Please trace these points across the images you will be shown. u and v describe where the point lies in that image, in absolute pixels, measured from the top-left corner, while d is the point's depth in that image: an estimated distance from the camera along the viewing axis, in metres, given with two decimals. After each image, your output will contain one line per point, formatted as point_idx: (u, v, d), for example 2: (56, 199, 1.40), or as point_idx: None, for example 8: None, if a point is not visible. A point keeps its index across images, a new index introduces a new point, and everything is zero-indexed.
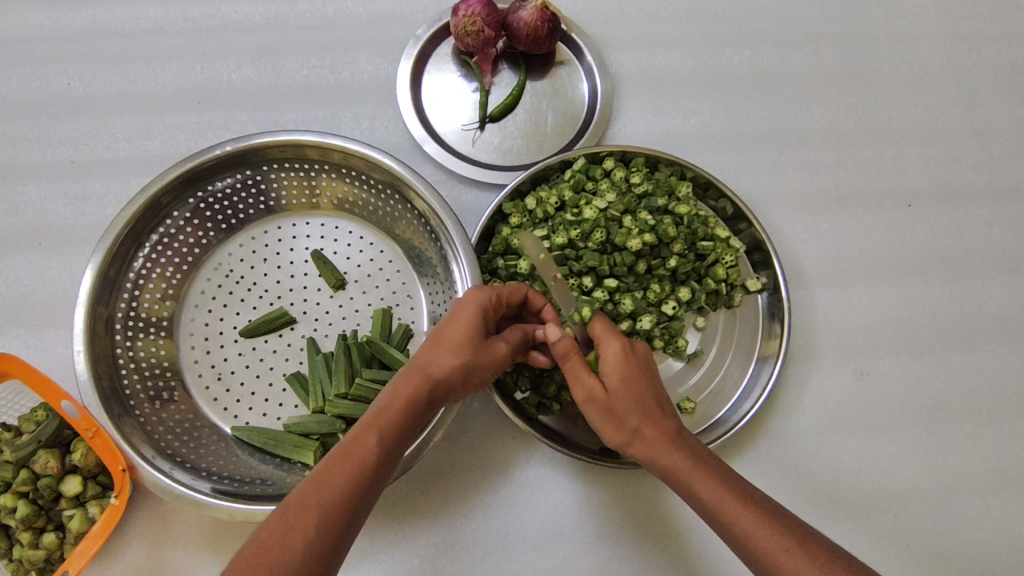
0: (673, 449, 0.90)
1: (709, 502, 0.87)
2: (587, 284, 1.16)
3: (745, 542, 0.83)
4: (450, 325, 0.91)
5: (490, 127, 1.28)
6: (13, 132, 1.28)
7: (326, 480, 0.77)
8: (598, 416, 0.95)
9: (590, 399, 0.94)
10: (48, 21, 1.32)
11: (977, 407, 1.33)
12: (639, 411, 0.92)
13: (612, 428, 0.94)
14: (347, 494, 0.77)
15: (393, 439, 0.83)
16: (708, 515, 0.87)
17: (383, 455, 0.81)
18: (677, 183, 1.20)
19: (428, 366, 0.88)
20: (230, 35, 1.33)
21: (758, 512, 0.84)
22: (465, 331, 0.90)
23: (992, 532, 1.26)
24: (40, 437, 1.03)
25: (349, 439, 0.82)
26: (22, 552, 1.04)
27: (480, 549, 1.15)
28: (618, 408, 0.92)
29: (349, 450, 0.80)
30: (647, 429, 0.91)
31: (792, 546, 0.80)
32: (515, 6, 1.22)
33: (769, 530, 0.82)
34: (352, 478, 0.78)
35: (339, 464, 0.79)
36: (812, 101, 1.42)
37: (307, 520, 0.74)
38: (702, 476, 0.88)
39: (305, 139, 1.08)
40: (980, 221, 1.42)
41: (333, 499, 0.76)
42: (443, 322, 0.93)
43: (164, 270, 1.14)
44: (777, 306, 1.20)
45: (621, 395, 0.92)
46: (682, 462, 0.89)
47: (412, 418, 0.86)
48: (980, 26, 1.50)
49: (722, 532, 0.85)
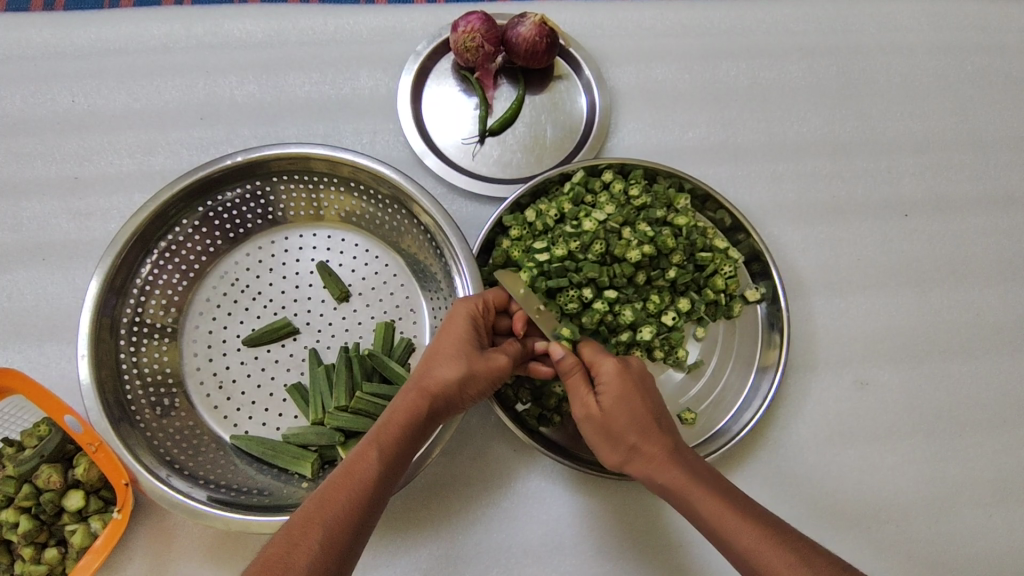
0: (669, 467, 0.90)
1: (708, 519, 0.87)
2: (587, 296, 1.15)
3: (746, 556, 0.83)
4: (444, 342, 0.92)
5: (490, 140, 1.29)
6: (17, 148, 1.29)
7: (328, 497, 0.78)
8: (597, 435, 0.97)
9: (588, 416, 0.96)
10: (53, 39, 1.34)
11: (977, 415, 1.33)
12: (633, 428, 0.92)
13: (610, 447, 0.95)
14: (349, 509, 0.77)
15: (396, 455, 0.84)
16: (708, 532, 0.87)
17: (385, 470, 0.82)
18: (675, 196, 1.22)
19: (428, 381, 0.89)
20: (232, 51, 1.35)
21: (756, 528, 0.84)
22: (460, 346, 0.91)
23: (995, 540, 1.26)
24: (43, 452, 1.03)
25: (352, 457, 0.82)
26: (24, 567, 1.04)
27: (482, 561, 1.15)
28: (615, 428, 0.93)
29: (350, 467, 0.81)
30: (645, 446, 0.92)
31: (794, 561, 0.80)
32: (515, 23, 1.24)
33: (768, 546, 0.82)
34: (353, 493, 0.78)
35: (341, 481, 0.79)
36: (808, 113, 1.44)
37: (310, 539, 0.74)
38: (702, 493, 0.88)
39: (313, 151, 1.09)
40: (976, 230, 1.43)
41: (335, 514, 0.76)
42: (436, 337, 0.94)
43: (170, 278, 1.15)
44: (777, 316, 1.21)
45: (617, 413, 0.93)
46: (678, 479, 0.90)
47: (413, 435, 0.87)
48: (973, 38, 1.52)
49: (722, 547, 0.86)
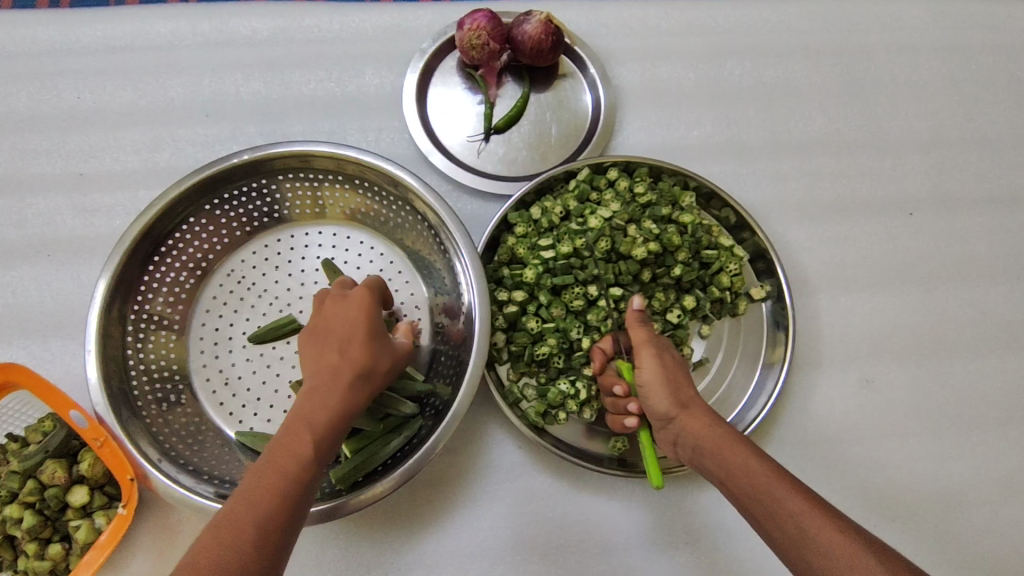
0: (717, 425, 0.90)
1: (755, 480, 0.82)
2: (593, 293, 1.16)
3: (796, 522, 0.77)
4: (339, 329, 0.88)
5: (495, 138, 1.29)
6: (23, 144, 1.29)
7: (257, 493, 0.74)
8: (660, 373, 0.96)
9: (659, 360, 0.98)
10: (58, 36, 1.34)
11: (982, 413, 1.33)
12: (692, 390, 0.96)
13: (665, 392, 0.94)
14: (279, 499, 0.74)
15: (326, 443, 0.80)
16: (755, 497, 0.82)
17: (314, 459, 0.78)
18: (680, 193, 1.21)
19: (346, 366, 0.84)
20: (238, 48, 1.35)
21: (805, 496, 0.80)
22: (361, 329, 0.88)
23: (1001, 539, 1.26)
24: (47, 447, 1.03)
25: (278, 445, 0.78)
26: (28, 563, 1.03)
27: (487, 558, 1.15)
28: (676, 376, 0.96)
29: (277, 460, 0.77)
30: (697, 402, 0.93)
31: (845, 528, 0.76)
32: (520, 20, 1.24)
33: (820, 513, 0.77)
34: (280, 486, 0.75)
35: (270, 473, 0.76)
36: (813, 111, 1.44)
37: (238, 538, 0.70)
38: (747, 453, 0.85)
39: (318, 149, 1.09)
40: (981, 228, 1.43)
41: (265, 510, 0.73)
42: (335, 325, 0.89)
43: (177, 275, 1.15)
44: (782, 315, 1.21)
45: (677, 366, 0.99)
46: (726, 436, 0.88)
47: (343, 419, 0.82)
48: (977, 37, 1.53)
49: (770, 515, 0.80)
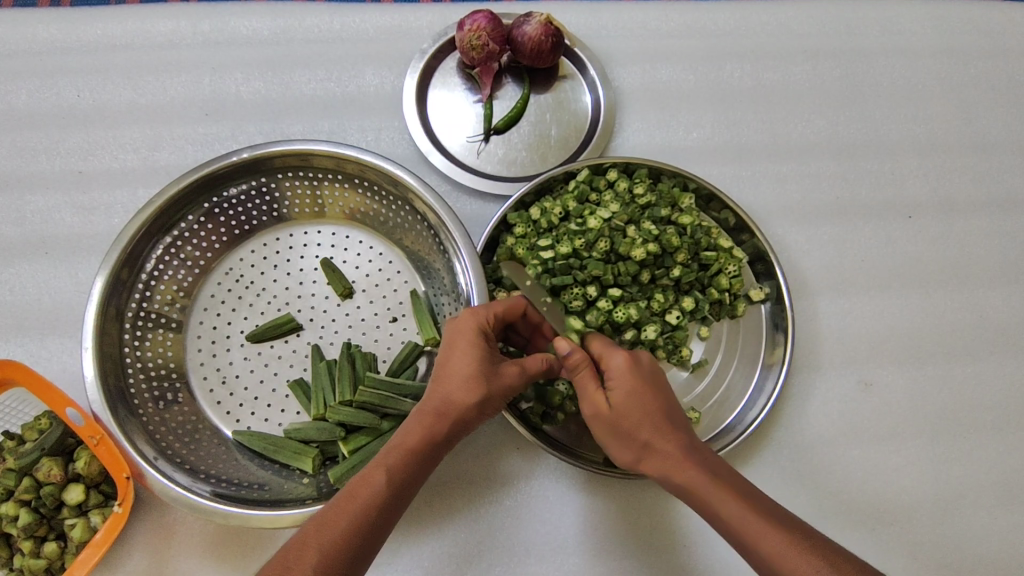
0: (687, 466, 0.86)
1: (729, 519, 0.83)
2: (591, 293, 1.16)
3: (770, 562, 0.79)
4: (444, 353, 0.91)
5: (495, 139, 1.29)
6: (23, 142, 1.29)
7: (328, 521, 0.77)
8: (611, 427, 0.91)
9: (597, 415, 0.92)
10: (58, 34, 1.34)
11: (981, 417, 1.33)
12: (649, 424, 0.88)
13: (623, 445, 0.91)
14: (350, 534, 0.77)
15: (406, 477, 0.82)
16: (732, 532, 0.83)
17: (391, 493, 0.81)
18: (680, 195, 1.21)
19: (438, 398, 0.88)
20: (238, 48, 1.35)
21: (784, 533, 0.80)
22: (466, 367, 0.88)
23: (998, 542, 1.25)
24: (44, 445, 1.03)
25: (354, 481, 0.81)
26: (23, 561, 1.03)
27: (485, 559, 1.14)
28: (629, 422, 0.89)
29: (354, 492, 0.80)
30: (661, 443, 0.88)
31: (823, 569, 0.77)
32: (520, 22, 1.24)
33: (797, 550, 0.79)
34: (353, 521, 0.77)
35: (343, 505, 0.79)
36: (813, 114, 1.44)
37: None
38: (723, 494, 0.84)
39: (317, 147, 1.09)
40: (979, 232, 1.43)
41: (332, 540, 0.76)
42: (444, 352, 0.91)
43: (176, 272, 1.15)
44: (781, 317, 1.21)
45: (628, 408, 0.89)
46: (700, 480, 0.85)
47: (428, 456, 0.85)
48: (976, 42, 1.53)
49: (747, 552, 0.82)
